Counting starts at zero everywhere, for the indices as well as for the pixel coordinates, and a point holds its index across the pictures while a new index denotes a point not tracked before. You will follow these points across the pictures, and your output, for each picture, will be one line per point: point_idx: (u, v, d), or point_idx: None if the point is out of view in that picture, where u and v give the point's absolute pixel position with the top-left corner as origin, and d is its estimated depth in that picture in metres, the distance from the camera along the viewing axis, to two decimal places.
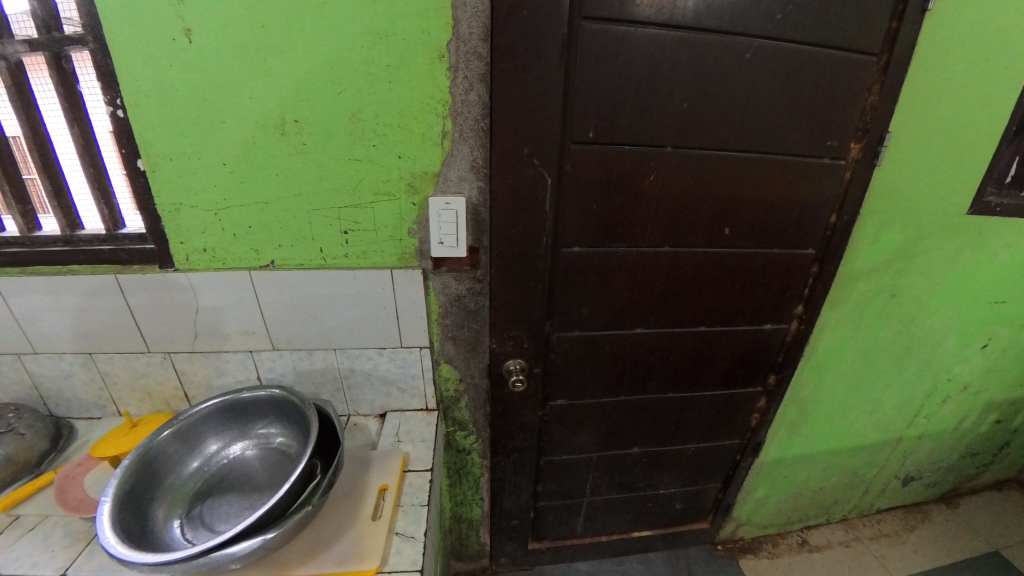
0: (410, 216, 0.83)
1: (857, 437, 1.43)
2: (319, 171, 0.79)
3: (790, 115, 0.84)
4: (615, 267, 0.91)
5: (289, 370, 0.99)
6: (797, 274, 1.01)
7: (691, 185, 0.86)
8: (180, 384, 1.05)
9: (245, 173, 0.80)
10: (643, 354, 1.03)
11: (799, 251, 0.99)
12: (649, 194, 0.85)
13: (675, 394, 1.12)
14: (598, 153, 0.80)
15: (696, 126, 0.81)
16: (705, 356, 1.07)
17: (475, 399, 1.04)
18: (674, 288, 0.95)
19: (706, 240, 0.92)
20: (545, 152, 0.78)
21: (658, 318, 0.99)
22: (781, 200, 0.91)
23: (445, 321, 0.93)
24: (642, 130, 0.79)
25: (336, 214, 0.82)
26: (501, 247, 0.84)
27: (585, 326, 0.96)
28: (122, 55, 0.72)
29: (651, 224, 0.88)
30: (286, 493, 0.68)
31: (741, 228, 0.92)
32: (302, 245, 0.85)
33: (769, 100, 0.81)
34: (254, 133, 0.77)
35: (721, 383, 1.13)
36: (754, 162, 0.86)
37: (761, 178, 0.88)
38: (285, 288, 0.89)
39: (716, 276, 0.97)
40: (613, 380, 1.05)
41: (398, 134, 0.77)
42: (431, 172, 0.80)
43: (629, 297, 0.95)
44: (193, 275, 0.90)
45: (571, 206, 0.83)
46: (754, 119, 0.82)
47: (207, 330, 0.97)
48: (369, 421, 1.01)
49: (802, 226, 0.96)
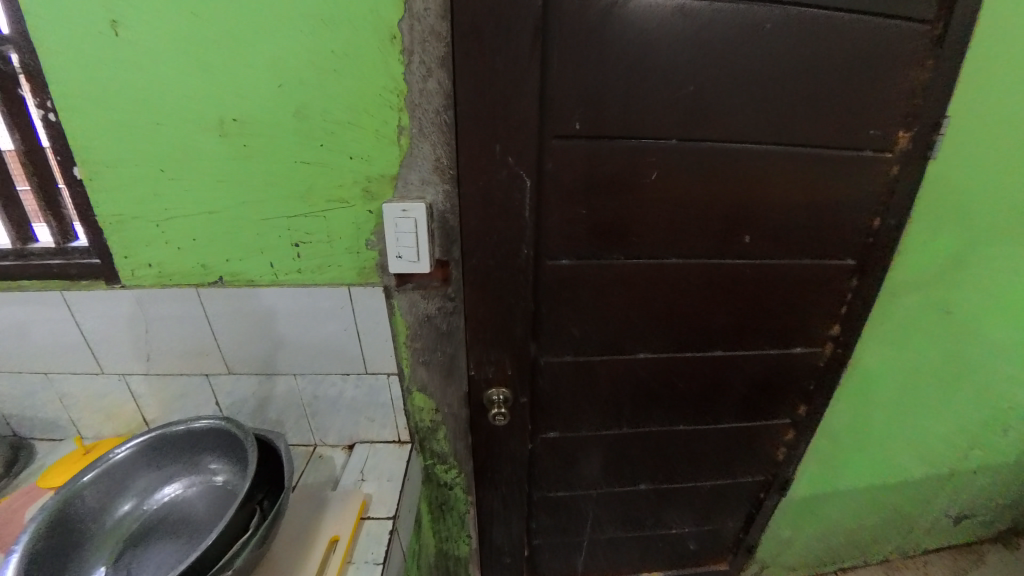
0: (368, 225, 0.71)
1: (901, 471, 1.25)
2: (263, 178, 0.68)
3: (819, 103, 0.70)
4: (611, 282, 0.78)
5: (250, 396, 0.89)
6: (829, 287, 0.86)
7: (701, 185, 0.72)
8: (139, 408, 0.98)
9: (185, 179, 0.71)
10: (647, 380, 0.89)
11: (833, 262, 0.84)
12: (649, 196, 0.72)
13: (686, 425, 0.98)
14: (586, 149, 0.68)
15: (706, 116, 0.67)
16: (721, 384, 0.93)
17: (454, 429, 0.92)
18: (682, 305, 0.82)
19: (720, 249, 0.77)
20: (522, 150, 0.66)
21: (664, 341, 0.85)
22: (809, 200, 0.76)
23: (415, 344, 0.81)
24: (639, 120, 0.66)
25: (284, 224, 0.71)
26: (475, 259, 0.72)
27: (578, 349, 0.83)
28: (43, 49, 0.63)
29: (653, 231, 0.74)
30: (205, 555, 0.58)
31: (763, 236, 0.78)
32: (251, 260, 0.75)
33: (794, 83, 0.68)
34: (191, 135, 0.67)
35: (740, 412, 0.98)
36: (778, 157, 0.72)
37: (785, 177, 0.74)
38: (236, 307, 0.79)
39: (735, 293, 0.82)
40: (612, 408, 0.92)
41: (350, 133, 0.65)
42: (388, 175, 0.68)
43: (629, 316, 0.81)
44: (141, 292, 0.82)
45: (554, 212, 0.71)
46: (775, 107, 0.69)
47: (161, 352, 0.88)
48: (336, 452, 0.91)
49: (836, 232, 0.80)
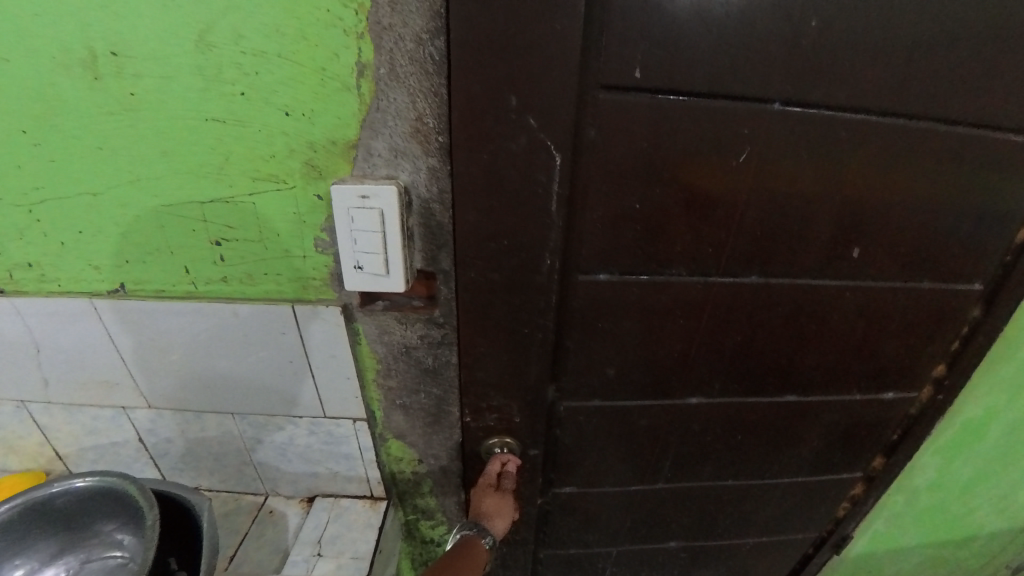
0: (318, 219, 0.49)
1: (975, 526, 1.04)
2: (162, 143, 0.46)
3: (1015, 48, 0.45)
4: (664, 307, 0.56)
5: (176, 436, 0.69)
6: (946, 318, 0.64)
7: (809, 175, 0.49)
8: (47, 440, 0.77)
9: (53, 144, 0.49)
10: (697, 431, 0.68)
11: (959, 287, 0.62)
12: (734, 188, 0.49)
13: (737, 482, 0.77)
14: (648, 108, 0.44)
15: (836, 63, 0.44)
16: (789, 435, 0.72)
17: (441, 484, 0.71)
18: (755, 337, 0.60)
19: (820, 267, 0.56)
20: (550, 108, 0.42)
21: (725, 383, 0.64)
22: (952, 202, 0.54)
23: (388, 381, 0.60)
24: (733, 66, 0.43)
25: (200, 214, 0.50)
26: (474, 271, 0.51)
27: (610, 393, 0.62)
28: None
29: (730, 238, 0.52)
30: None
31: (880, 249, 0.56)
32: (160, 262, 0.54)
33: (981, 14, 0.43)
34: (50, 75, 0.45)
35: (806, 467, 0.78)
36: (930, 135, 0.49)
37: (927, 168, 0.51)
38: (146, 325, 0.58)
39: (828, 324, 0.61)
40: (648, 463, 0.71)
41: (280, 74, 0.42)
42: (344, 143, 0.45)
43: (683, 351, 0.60)
44: (20, 300, 0.60)
45: (593, 208, 0.48)
46: (938, 57, 0.45)
47: (59, 377, 0.67)
48: (289, 508, 0.71)
49: (974, 247, 0.58)
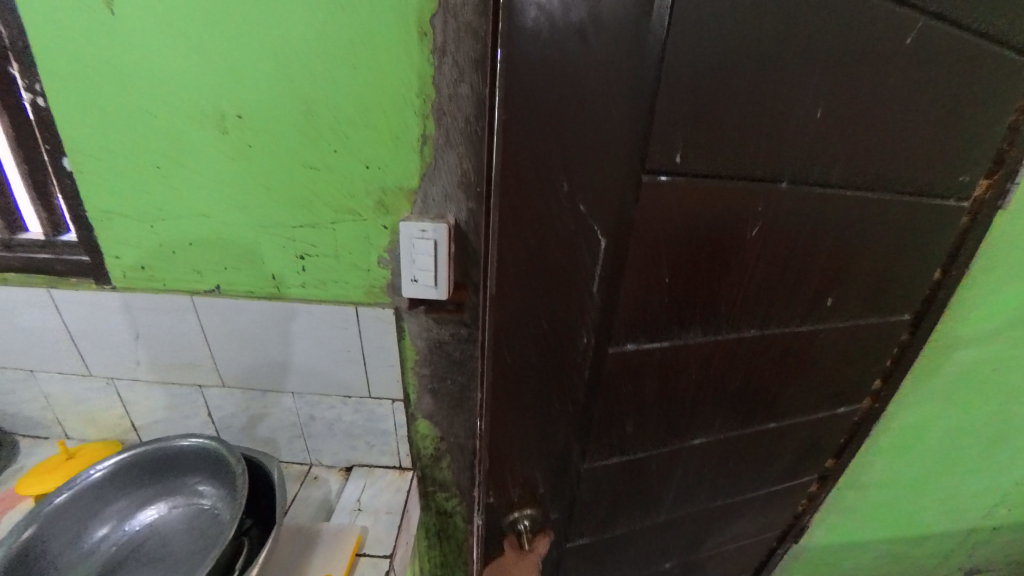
0: (380, 241, 0.64)
1: (923, 525, 1.17)
2: (268, 180, 0.61)
3: (939, 134, 0.58)
4: (680, 363, 0.62)
5: (240, 411, 0.83)
6: (885, 343, 0.79)
7: (800, 244, 0.58)
8: (126, 413, 0.92)
9: (181, 178, 0.64)
10: (697, 460, 0.78)
11: (894, 318, 0.76)
12: (746, 257, 0.56)
13: (724, 497, 0.89)
14: (685, 190, 0.47)
15: (827, 150, 0.52)
16: (768, 449, 0.84)
17: (458, 460, 0.85)
18: (749, 376, 0.70)
19: (806, 313, 0.67)
20: (599, 193, 0.46)
21: (722, 414, 0.74)
22: (895, 255, 0.67)
23: (423, 370, 0.74)
24: (755, 156, 0.48)
25: (289, 234, 0.64)
26: (513, 351, 0.54)
27: (628, 445, 0.67)
28: (33, 25, 0.57)
29: (740, 298, 0.59)
30: None
31: (846, 295, 0.68)
32: (252, 269, 0.68)
33: (924, 106, 0.54)
34: (189, 128, 0.60)
35: (781, 475, 0.91)
36: (884, 205, 0.60)
37: (880, 234, 0.63)
38: (231, 318, 0.73)
39: (804, 358, 0.73)
40: (652, 495, 0.79)
41: (364, 137, 0.58)
42: (406, 188, 0.60)
43: (694, 394, 0.68)
44: (130, 295, 0.75)
45: (631, 284, 0.51)
46: (896, 138, 0.55)
47: (149, 358, 0.82)
48: (330, 475, 0.84)
49: (908, 287, 0.73)
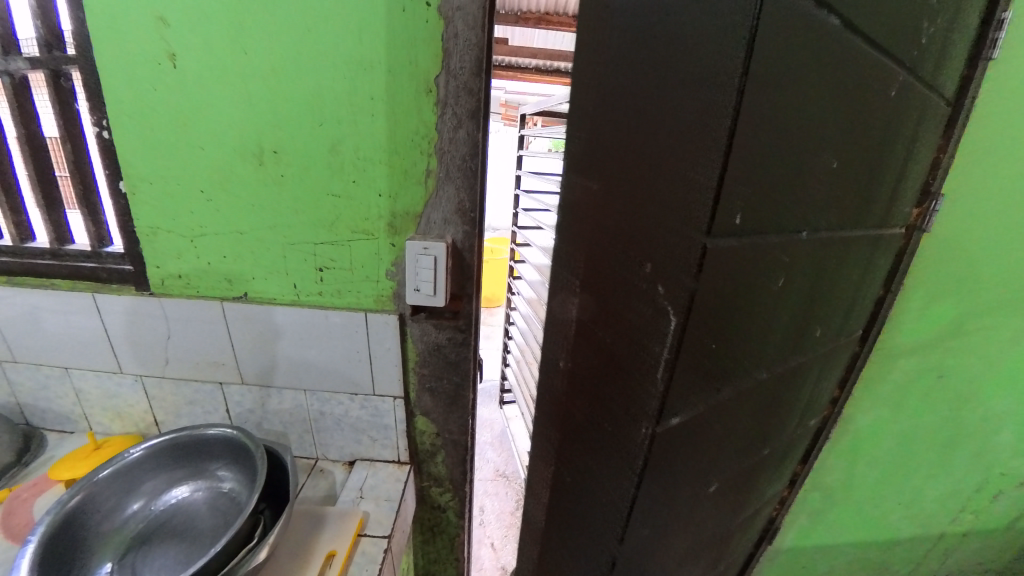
0: (389, 257, 0.74)
1: (890, 530, 1.24)
2: (296, 205, 0.73)
3: (892, 171, 0.67)
4: (714, 417, 0.62)
5: (257, 406, 0.93)
6: (843, 358, 0.89)
7: (803, 288, 0.63)
8: (150, 409, 1.00)
9: (221, 201, 0.75)
10: (710, 497, 0.79)
11: (850, 336, 0.86)
12: (768, 306, 0.59)
13: (726, 522, 0.93)
14: (737, 252, 0.46)
15: (829, 197, 0.57)
16: (761, 468, 0.90)
17: (452, 455, 0.94)
18: (758, 412, 0.74)
19: (799, 344, 0.72)
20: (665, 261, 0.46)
21: (734, 452, 0.76)
22: (856, 284, 0.77)
23: (422, 370, 0.84)
24: (787, 212, 0.51)
25: (312, 250, 0.75)
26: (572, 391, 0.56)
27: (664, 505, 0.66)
28: (110, 77, 0.69)
29: (759, 344, 0.62)
30: (226, 545, 0.61)
31: (826, 324, 0.76)
32: (277, 279, 0.79)
33: (884, 149, 0.63)
34: (232, 161, 0.72)
35: (765, 487, 0.99)
36: (854, 243, 0.68)
37: (850, 267, 0.72)
38: (256, 321, 0.83)
39: (794, 385, 0.79)
40: (674, 544, 0.78)
41: (379, 171, 0.69)
42: (413, 213, 0.71)
43: (718, 441, 0.69)
44: (167, 300, 0.85)
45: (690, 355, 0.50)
46: (870, 178, 0.63)
47: (178, 357, 0.92)
48: (336, 468, 0.93)
49: (861, 308, 0.83)
